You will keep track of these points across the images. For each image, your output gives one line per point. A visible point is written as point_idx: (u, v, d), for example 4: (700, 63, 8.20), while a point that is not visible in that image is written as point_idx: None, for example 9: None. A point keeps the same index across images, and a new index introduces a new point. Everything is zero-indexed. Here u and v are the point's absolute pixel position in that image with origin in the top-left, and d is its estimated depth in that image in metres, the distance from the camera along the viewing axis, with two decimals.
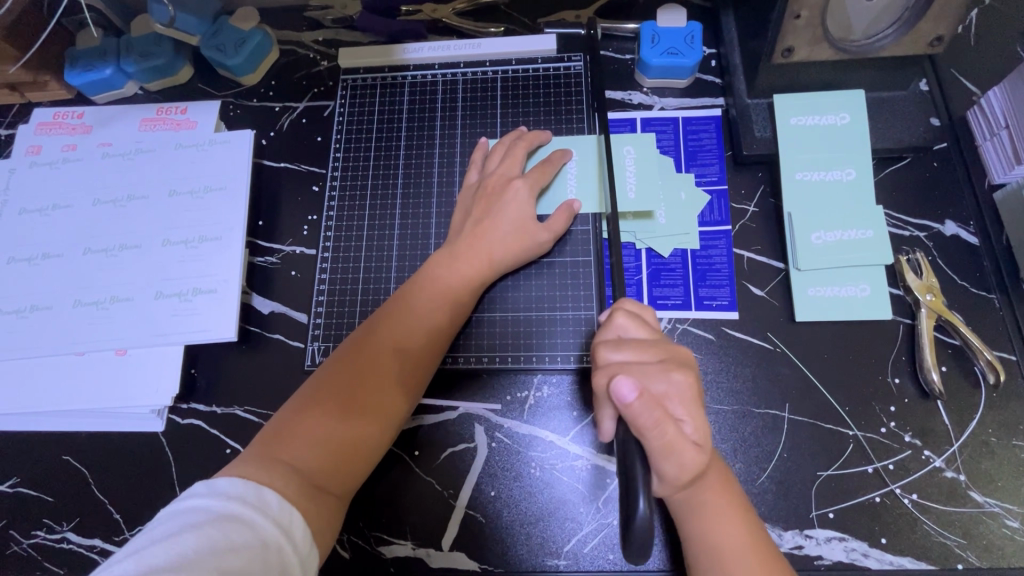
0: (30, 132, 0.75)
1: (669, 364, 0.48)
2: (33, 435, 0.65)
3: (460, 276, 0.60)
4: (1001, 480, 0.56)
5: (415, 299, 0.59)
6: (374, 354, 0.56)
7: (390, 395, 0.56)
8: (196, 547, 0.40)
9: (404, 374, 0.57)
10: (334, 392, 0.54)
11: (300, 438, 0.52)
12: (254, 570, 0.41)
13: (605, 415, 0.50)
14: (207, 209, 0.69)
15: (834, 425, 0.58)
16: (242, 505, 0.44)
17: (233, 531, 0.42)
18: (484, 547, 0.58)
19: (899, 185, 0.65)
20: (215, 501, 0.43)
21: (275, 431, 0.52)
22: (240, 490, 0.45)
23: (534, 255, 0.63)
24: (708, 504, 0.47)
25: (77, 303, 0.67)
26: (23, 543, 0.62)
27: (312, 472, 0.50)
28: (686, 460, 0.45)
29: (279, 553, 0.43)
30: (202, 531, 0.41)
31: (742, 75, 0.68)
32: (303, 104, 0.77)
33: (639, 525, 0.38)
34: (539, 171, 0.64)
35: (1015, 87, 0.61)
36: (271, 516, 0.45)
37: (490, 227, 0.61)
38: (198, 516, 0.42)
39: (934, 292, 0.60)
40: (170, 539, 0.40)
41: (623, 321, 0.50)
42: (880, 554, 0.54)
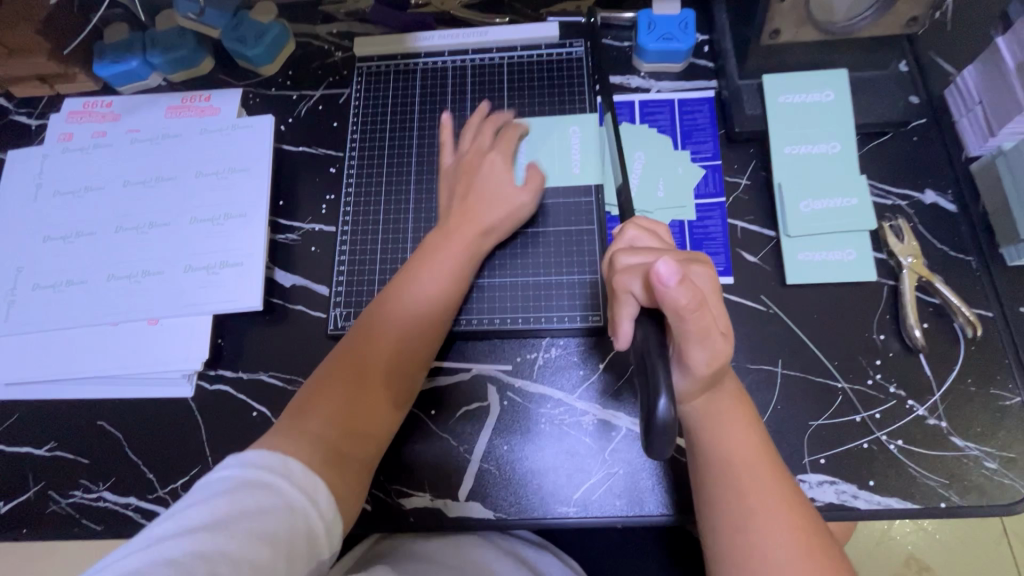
0: (62, 120, 0.79)
1: (687, 260, 0.49)
2: (69, 402, 0.69)
3: (461, 254, 0.64)
4: (980, 426, 0.60)
5: (415, 272, 0.63)
6: (383, 331, 0.60)
7: (401, 366, 0.60)
8: (229, 510, 0.44)
9: (415, 348, 0.61)
10: (352, 367, 0.58)
11: (324, 410, 0.56)
12: (282, 534, 0.45)
13: (623, 316, 0.48)
14: (232, 190, 0.74)
15: (824, 378, 0.62)
16: (270, 472, 0.48)
17: (261, 497, 0.46)
18: (499, 496, 0.62)
19: (881, 157, 0.70)
20: (244, 469, 0.47)
21: (296, 407, 0.56)
22: (266, 460, 0.48)
23: (520, 221, 0.68)
24: (717, 409, 0.51)
25: (109, 277, 0.71)
26: (61, 502, 0.66)
27: (337, 440, 0.54)
28: (715, 349, 0.46)
29: (305, 518, 0.47)
30: (234, 495, 0.45)
31: (733, 58, 0.73)
32: (319, 92, 0.81)
33: (661, 420, 0.40)
34: (506, 142, 0.69)
35: (987, 66, 0.66)
36: (297, 484, 0.48)
37: (477, 200, 0.66)
38: (229, 482, 0.46)
39: (915, 254, 0.64)
40: (205, 502, 0.44)
41: (633, 234, 0.53)
42: (869, 495, 0.58)
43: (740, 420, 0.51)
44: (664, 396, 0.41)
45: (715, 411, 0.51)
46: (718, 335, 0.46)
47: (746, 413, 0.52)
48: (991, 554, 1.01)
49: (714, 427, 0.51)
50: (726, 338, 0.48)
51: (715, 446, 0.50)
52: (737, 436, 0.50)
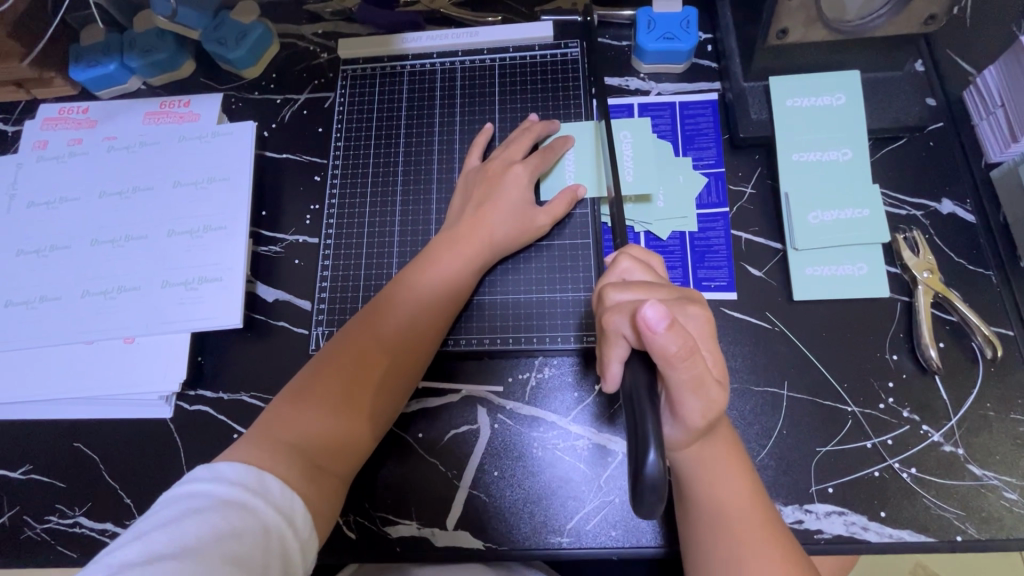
0: (37, 127, 0.76)
1: (681, 299, 0.47)
2: (44, 423, 0.66)
3: (461, 259, 0.61)
4: (999, 454, 0.56)
5: (418, 284, 0.60)
6: (376, 337, 0.57)
7: (389, 377, 0.56)
8: (198, 532, 0.41)
9: (406, 358, 0.57)
10: (339, 372, 0.55)
11: (305, 415, 0.52)
12: (255, 559, 0.41)
13: (612, 359, 0.46)
14: (211, 200, 0.70)
15: (833, 401, 0.59)
16: (244, 492, 0.44)
17: (233, 518, 0.42)
18: (487, 525, 0.59)
19: (895, 164, 0.66)
20: (218, 487, 0.44)
21: (277, 416, 0.52)
22: (241, 476, 0.45)
23: (531, 239, 0.64)
24: (709, 461, 0.48)
25: (84, 293, 0.68)
26: (36, 528, 0.63)
27: (314, 450, 0.51)
28: (711, 398, 0.44)
29: (280, 539, 0.44)
30: (205, 517, 0.42)
31: (738, 59, 0.69)
32: (303, 96, 0.78)
33: (651, 477, 0.37)
34: (541, 159, 0.65)
35: (1010, 66, 0.62)
36: (272, 504, 0.45)
37: (489, 211, 0.62)
38: (199, 501, 0.43)
39: (931, 269, 0.60)
40: (173, 525, 0.41)
41: (627, 265, 0.50)
42: (880, 527, 0.55)
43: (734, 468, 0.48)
44: (655, 451, 0.38)
45: (709, 456, 0.48)
46: (713, 383, 0.44)
47: (739, 460, 0.49)
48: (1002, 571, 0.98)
49: (706, 476, 0.47)
50: (721, 385, 0.45)
51: (706, 500, 0.47)
52: (730, 486, 0.47)
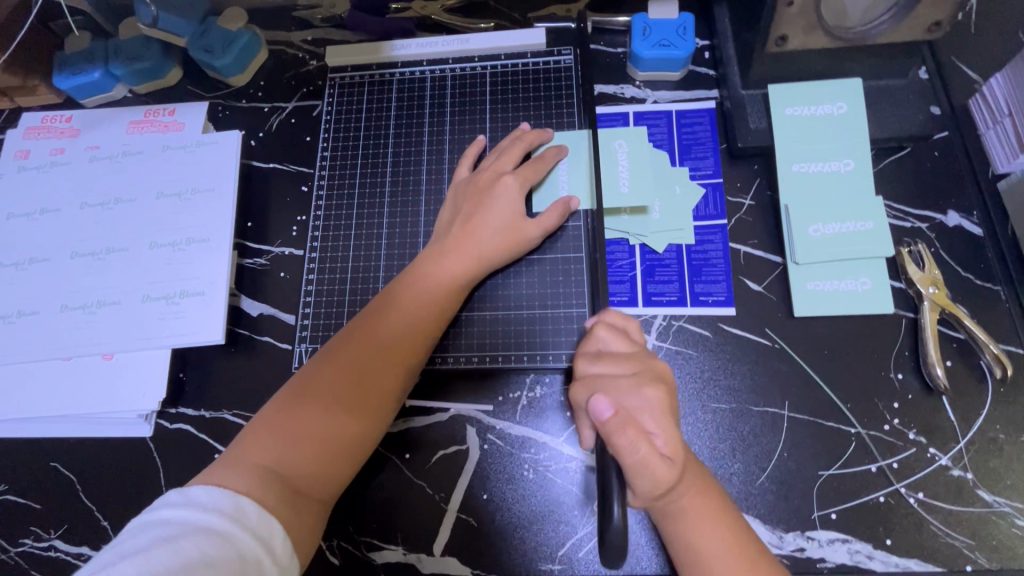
0: (18, 136, 0.75)
1: (641, 378, 0.50)
2: (20, 442, 0.64)
3: (450, 273, 0.59)
4: (1011, 479, 0.53)
5: (404, 300, 0.58)
6: (361, 354, 0.55)
7: (374, 396, 0.54)
8: (169, 560, 0.39)
9: (391, 376, 0.55)
10: (320, 391, 0.53)
11: (286, 436, 0.50)
12: None
13: (584, 426, 0.54)
14: (195, 211, 0.69)
15: (835, 422, 0.57)
16: (219, 516, 0.43)
17: (208, 545, 0.41)
18: (476, 552, 0.57)
19: (899, 175, 0.64)
20: (191, 512, 0.42)
21: (254, 436, 0.50)
22: (217, 500, 0.44)
23: (521, 252, 0.62)
24: (686, 509, 0.48)
25: (63, 307, 0.66)
26: (10, 552, 0.61)
27: (294, 474, 0.49)
28: (655, 477, 0.45)
29: (257, 567, 0.42)
30: (176, 545, 0.40)
31: (736, 66, 0.67)
32: (291, 105, 0.76)
33: (612, 536, 0.42)
34: (533, 169, 0.63)
35: (1016, 75, 0.60)
36: (249, 529, 0.43)
37: (479, 223, 0.60)
38: (172, 529, 0.41)
39: (937, 284, 0.58)
40: (141, 554, 0.39)
41: (603, 335, 0.53)
42: (885, 555, 0.52)
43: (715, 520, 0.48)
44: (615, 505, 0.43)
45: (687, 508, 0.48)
46: (661, 462, 0.45)
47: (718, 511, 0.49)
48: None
49: (683, 524, 0.48)
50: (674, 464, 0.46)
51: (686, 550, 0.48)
52: (709, 534, 0.47)
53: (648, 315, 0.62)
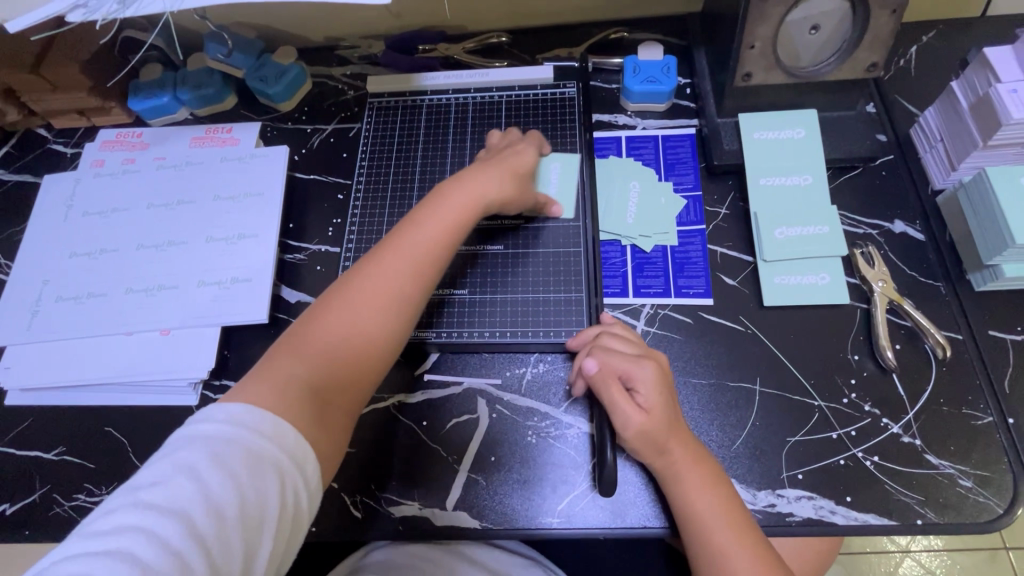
0: (96, 148, 0.87)
1: (641, 355, 0.61)
2: (81, 408, 0.73)
3: (457, 214, 0.63)
4: (954, 445, 0.61)
5: (422, 228, 0.62)
6: (382, 270, 0.59)
7: (387, 319, 0.58)
8: (218, 479, 0.45)
9: (406, 297, 0.59)
10: (340, 309, 0.57)
11: (309, 346, 0.55)
12: (268, 509, 0.46)
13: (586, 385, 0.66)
14: (246, 212, 0.80)
15: (801, 396, 0.65)
16: (259, 440, 0.48)
17: (250, 467, 0.46)
18: (484, 507, 0.63)
19: (851, 191, 0.75)
20: (235, 433, 0.47)
21: (284, 350, 0.55)
22: (257, 422, 0.48)
23: (524, 200, 0.70)
24: (685, 475, 0.57)
25: (128, 290, 0.76)
26: (64, 505, 0.68)
27: (321, 384, 0.54)
28: (631, 419, 0.58)
29: (292, 490, 0.48)
30: (222, 465, 0.45)
31: (712, 99, 0.79)
32: (331, 126, 0.88)
33: (608, 468, 0.59)
34: (536, 143, 0.75)
35: (945, 107, 0.71)
36: (286, 452, 0.49)
37: (491, 170, 0.67)
38: (218, 443, 0.46)
39: (885, 279, 0.68)
40: (193, 469, 0.45)
41: (618, 329, 0.65)
42: (846, 511, 0.59)
43: (711, 482, 0.57)
44: (610, 451, 0.60)
45: (686, 473, 0.58)
46: (635, 411, 0.58)
47: (711, 474, 0.58)
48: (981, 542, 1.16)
49: (682, 486, 0.57)
50: (652, 415, 0.58)
51: (684, 509, 0.57)
52: (704, 497, 0.57)
53: (637, 304, 0.71)
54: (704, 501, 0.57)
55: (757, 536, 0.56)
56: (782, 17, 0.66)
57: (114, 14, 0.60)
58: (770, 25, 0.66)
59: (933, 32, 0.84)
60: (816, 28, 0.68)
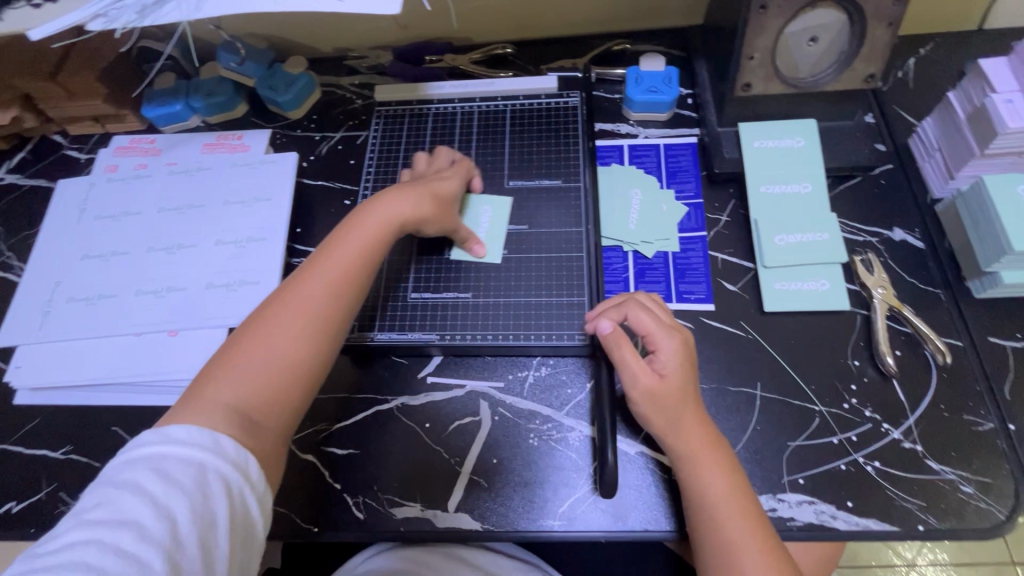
0: (110, 154, 0.89)
1: (666, 326, 0.62)
2: (89, 407, 0.74)
3: (373, 231, 0.63)
4: (956, 451, 0.61)
5: (335, 251, 0.62)
6: (295, 296, 0.58)
7: (307, 339, 0.57)
8: (162, 489, 0.46)
9: (325, 317, 0.58)
10: (252, 345, 0.56)
11: (226, 375, 0.54)
12: (217, 513, 0.47)
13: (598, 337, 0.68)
14: (255, 216, 0.81)
15: (801, 401, 0.65)
16: (200, 451, 0.48)
17: (193, 475, 0.47)
18: (487, 508, 0.64)
19: (851, 199, 0.76)
20: (175, 448, 0.48)
21: (201, 385, 0.54)
22: (194, 437, 0.49)
23: (444, 219, 0.69)
24: (702, 458, 0.57)
25: (137, 292, 0.77)
26: (70, 503, 0.69)
27: (246, 408, 0.53)
28: (639, 381, 0.59)
29: (240, 494, 0.49)
30: (165, 477, 0.46)
31: (713, 108, 0.81)
32: (339, 134, 0.90)
33: (609, 468, 0.60)
34: (464, 169, 0.75)
35: (942, 117, 0.73)
36: (228, 461, 0.49)
37: (404, 191, 0.67)
38: (159, 459, 0.48)
39: (885, 286, 0.68)
40: (136, 484, 0.46)
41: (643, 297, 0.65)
42: (847, 516, 0.60)
43: (725, 470, 0.57)
44: (612, 451, 0.61)
45: (702, 456, 0.57)
46: (648, 376, 0.59)
47: (726, 462, 0.58)
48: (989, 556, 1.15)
49: (697, 469, 0.57)
50: (663, 383, 0.59)
51: (697, 493, 0.56)
52: (719, 483, 0.56)
53: None
54: (717, 487, 0.56)
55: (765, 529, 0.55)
56: (780, 29, 0.67)
57: (133, 23, 0.62)
58: (768, 37, 0.68)
59: (931, 45, 0.85)
60: (814, 40, 0.70)
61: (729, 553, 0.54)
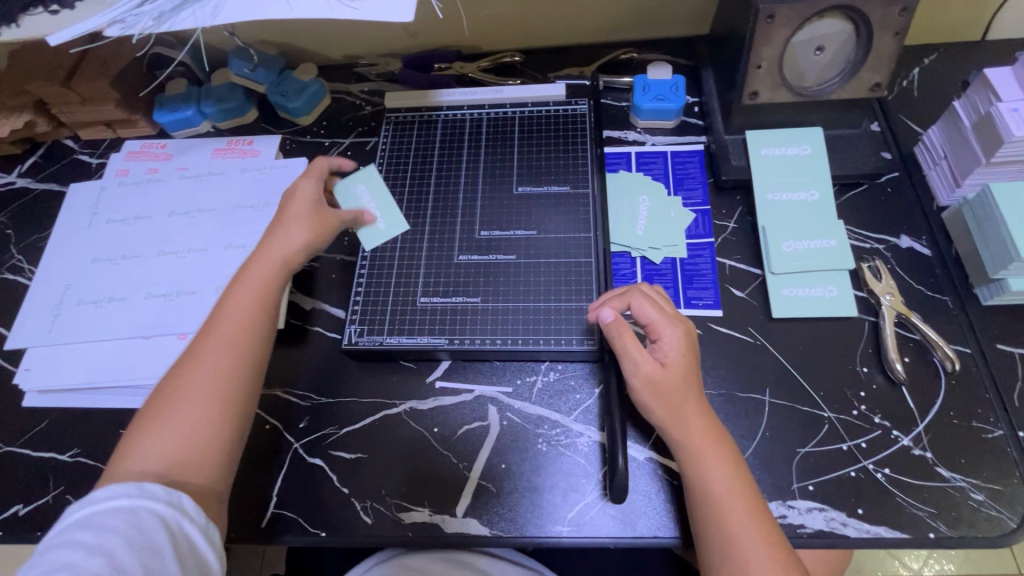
0: (122, 159, 0.90)
1: (670, 315, 0.62)
2: (98, 410, 0.74)
3: (269, 274, 0.63)
4: (966, 458, 0.61)
5: (237, 291, 0.61)
6: (206, 342, 0.58)
7: (221, 380, 0.56)
8: (98, 540, 0.45)
9: (238, 356, 0.58)
10: (170, 399, 0.55)
11: (150, 431, 0.53)
12: (161, 550, 0.46)
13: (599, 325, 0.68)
14: (265, 220, 0.82)
15: (810, 407, 0.65)
16: (128, 498, 0.48)
17: (127, 521, 0.46)
18: (495, 514, 0.64)
19: (858, 206, 0.76)
20: (104, 501, 0.47)
21: (127, 444, 0.54)
22: (122, 488, 0.48)
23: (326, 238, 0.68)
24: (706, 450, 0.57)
25: (148, 295, 0.77)
26: None
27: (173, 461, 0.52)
28: (642, 370, 0.59)
29: (181, 530, 0.49)
30: (97, 529, 0.46)
31: (720, 117, 0.82)
32: (349, 140, 0.91)
33: (620, 474, 0.60)
34: (317, 171, 0.73)
35: (948, 126, 0.73)
36: (162, 501, 0.48)
37: (285, 224, 0.66)
38: (90, 514, 0.47)
39: (893, 293, 0.69)
40: (69, 542, 0.45)
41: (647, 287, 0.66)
42: (857, 523, 0.59)
43: (729, 462, 0.57)
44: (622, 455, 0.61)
45: (704, 449, 0.57)
46: (651, 366, 0.59)
47: (730, 454, 0.57)
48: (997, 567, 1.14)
49: (699, 460, 0.56)
50: (668, 373, 0.59)
51: (700, 485, 0.56)
52: (721, 475, 0.55)
53: None
54: (720, 479, 0.55)
55: (772, 527, 0.54)
56: (788, 38, 0.68)
57: (150, 29, 0.63)
58: (776, 46, 0.68)
59: (935, 55, 0.86)
60: (821, 49, 0.70)
61: (731, 541, 0.53)
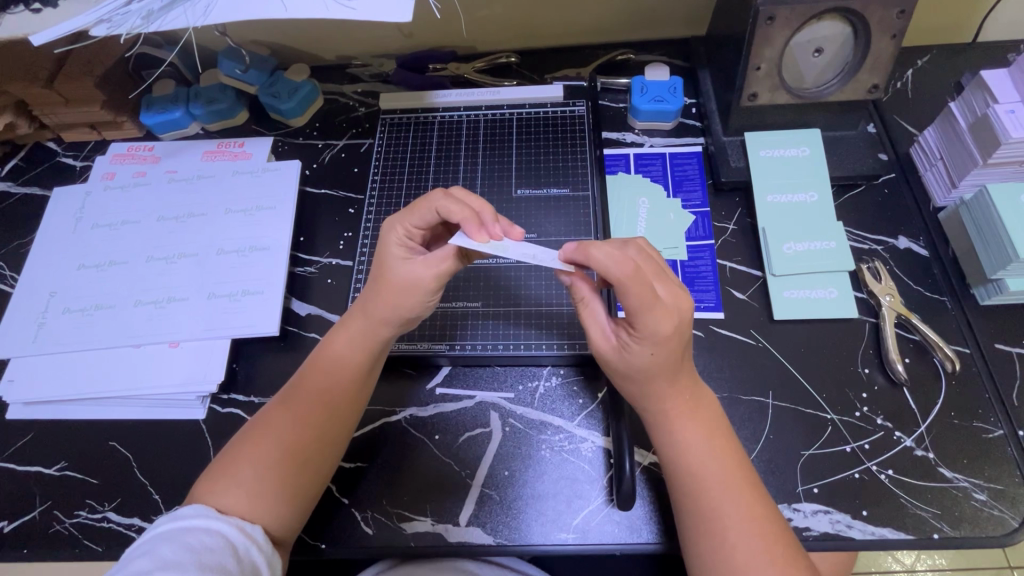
0: (107, 161, 0.87)
1: (644, 306, 0.50)
2: (85, 421, 0.71)
3: (356, 355, 0.61)
4: (967, 459, 0.61)
5: (337, 356, 0.61)
6: (305, 405, 0.59)
7: (312, 449, 0.58)
8: (178, 550, 0.47)
9: (332, 431, 0.59)
10: (259, 448, 0.57)
11: (236, 472, 0.55)
12: (230, 565, 0.48)
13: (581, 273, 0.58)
14: (258, 225, 0.80)
15: (813, 409, 0.65)
16: (205, 518, 0.51)
17: (206, 536, 0.49)
18: (499, 522, 0.63)
19: (856, 207, 0.76)
20: (181, 520, 0.50)
21: (212, 474, 0.56)
22: (200, 510, 0.51)
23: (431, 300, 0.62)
24: (690, 431, 0.55)
25: (137, 302, 0.75)
26: (65, 522, 0.66)
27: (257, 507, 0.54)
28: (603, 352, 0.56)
29: (248, 554, 0.51)
30: (178, 539, 0.48)
31: (718, 118, 0.81)
32: (342, 142, 0.89)
33: (627, 479, 0.59)
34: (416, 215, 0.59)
35: (944, 127, 0.74)
36: (235, 524, 0.52)
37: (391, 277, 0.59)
38: (169, 530, 0.49)
39: (893, 294, 0.69)
40: (151, 550, 0.47)
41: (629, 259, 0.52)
42: (863, 525, 0.59)
43: (722, 448, 0.54)
44: (629, 461, 0.60)
45: (687, 438, 0.55)
46: (611, 351, 0.55)
47: (720, 439, 0.55)
48: (987, 563, 1.16)
49: (682, 442, 0.55)
50: (637, 366, 0.54)
51: (685, 468, 0.54)
52: (709, 459, 0.54)
53: None
54: (709, 463, 0.53)
55: (775, 520, 0.51)
56: (787, 40, 0.68)
57: (139, 29, 0.61)
58: (775, 47, 0.68)
59: (928, 56, 0.87)
60: (819, 51, 0.71)
61: (712, 517, 0.51)
